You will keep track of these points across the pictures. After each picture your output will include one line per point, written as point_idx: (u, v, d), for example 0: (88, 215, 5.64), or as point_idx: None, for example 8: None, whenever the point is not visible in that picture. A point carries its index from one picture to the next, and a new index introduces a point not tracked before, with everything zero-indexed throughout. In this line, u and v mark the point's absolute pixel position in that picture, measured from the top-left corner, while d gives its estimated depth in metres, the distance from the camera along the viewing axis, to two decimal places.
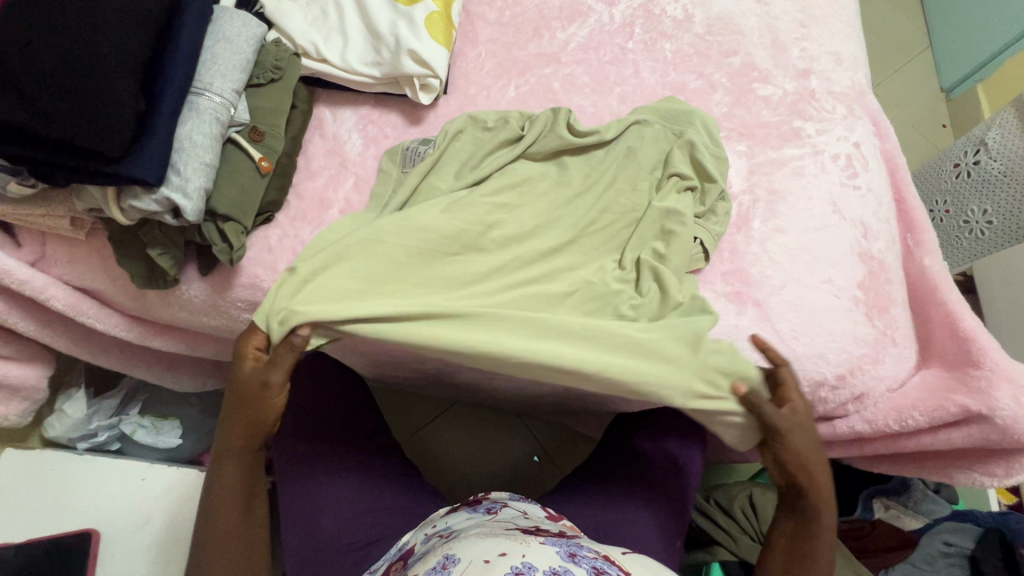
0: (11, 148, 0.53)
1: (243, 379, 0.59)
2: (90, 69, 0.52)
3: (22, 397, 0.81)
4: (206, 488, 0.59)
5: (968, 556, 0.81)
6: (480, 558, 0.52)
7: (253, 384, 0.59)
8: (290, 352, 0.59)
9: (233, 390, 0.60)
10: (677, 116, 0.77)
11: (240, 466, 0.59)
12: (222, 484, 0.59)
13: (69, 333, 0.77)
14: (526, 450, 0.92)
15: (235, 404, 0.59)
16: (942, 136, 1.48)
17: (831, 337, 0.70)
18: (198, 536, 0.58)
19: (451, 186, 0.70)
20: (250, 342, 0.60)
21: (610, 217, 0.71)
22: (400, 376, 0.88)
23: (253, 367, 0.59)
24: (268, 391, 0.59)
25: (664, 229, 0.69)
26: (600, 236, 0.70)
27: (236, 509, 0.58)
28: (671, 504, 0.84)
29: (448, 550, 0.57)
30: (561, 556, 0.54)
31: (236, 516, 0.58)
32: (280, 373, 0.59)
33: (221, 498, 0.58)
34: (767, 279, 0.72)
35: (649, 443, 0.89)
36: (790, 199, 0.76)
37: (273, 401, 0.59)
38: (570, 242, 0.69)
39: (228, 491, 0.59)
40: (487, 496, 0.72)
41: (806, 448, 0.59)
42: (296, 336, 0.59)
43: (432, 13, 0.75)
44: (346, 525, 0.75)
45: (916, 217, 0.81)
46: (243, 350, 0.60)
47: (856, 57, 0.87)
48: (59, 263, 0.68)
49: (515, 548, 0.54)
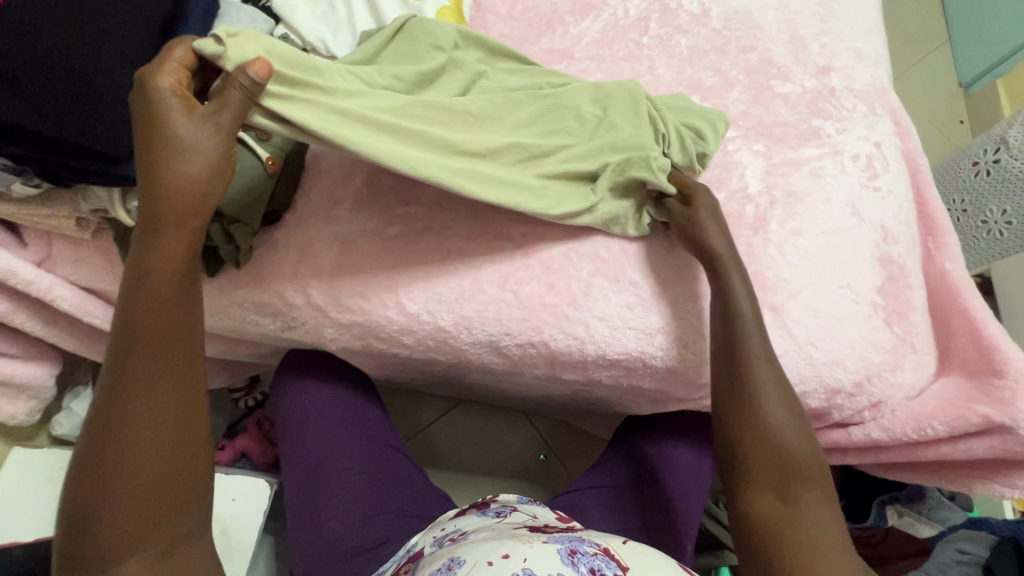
0: (16, 149, 0.52)
1: (177, 129, 0.47)
2: (94, 70, 0.52)
3: (29, 395, 0.81)
4: (114, 377, 0.48)
5: (985, 565, 0.78)
6: (484, 560, 0.52)
7: (179, 186, 0.48)
8: (241, 105, 0.48)
9: (150, 230, 0.49)
10: (681, 110, 0.74)
11: (176, 343, 0.49)
12: (141, 377, 0.48)
13: (76, 332, 0.77)
14: (533, 449, 0.98)
15: (149, 260, 0.49)
16: (959, 133, 1.45)
17: (849, 345, 0.69)
18: (110, 422, 0.47)
19: (492, 82, 0.66)
20: (166, 75, 0.47)
21: (579, 94, 0.68)
22: (408, 375, 0.86)
23: (234, 89, 0.48)
24: (185, 251, 0.50)
25: (636, 101, 0.69)
26: (579, 92, 0.68)
27: (169, 409, 0.48)
28: (683, 508, 0.82)
29: (454, 552, 0.56)
30: (562, 556, 0.52)
31: (180, 395, 0.49)
32: (231, 118, 0.48)
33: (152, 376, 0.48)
34: (784, 284, 0.70)
35: (666, 448, 0.87)
36: (808, 201, 0.73)
37: (179, 247, 0.50)
38: (529, 84, 0.68)
39: (151, 389, 0.48)
40: (497, 497, 0.70)
41: (744, 305, 0.63)
42: (251, 78, 0.48)
43: (442, 8, 0.76)
44: (354, 528, 0.75)
45: (937, 220, 0.79)
46: (159, 88, 0.47)
47: (878, 54, 0.85)
48: (64, 263, 0.67)
49: (518, 548, 0.53)
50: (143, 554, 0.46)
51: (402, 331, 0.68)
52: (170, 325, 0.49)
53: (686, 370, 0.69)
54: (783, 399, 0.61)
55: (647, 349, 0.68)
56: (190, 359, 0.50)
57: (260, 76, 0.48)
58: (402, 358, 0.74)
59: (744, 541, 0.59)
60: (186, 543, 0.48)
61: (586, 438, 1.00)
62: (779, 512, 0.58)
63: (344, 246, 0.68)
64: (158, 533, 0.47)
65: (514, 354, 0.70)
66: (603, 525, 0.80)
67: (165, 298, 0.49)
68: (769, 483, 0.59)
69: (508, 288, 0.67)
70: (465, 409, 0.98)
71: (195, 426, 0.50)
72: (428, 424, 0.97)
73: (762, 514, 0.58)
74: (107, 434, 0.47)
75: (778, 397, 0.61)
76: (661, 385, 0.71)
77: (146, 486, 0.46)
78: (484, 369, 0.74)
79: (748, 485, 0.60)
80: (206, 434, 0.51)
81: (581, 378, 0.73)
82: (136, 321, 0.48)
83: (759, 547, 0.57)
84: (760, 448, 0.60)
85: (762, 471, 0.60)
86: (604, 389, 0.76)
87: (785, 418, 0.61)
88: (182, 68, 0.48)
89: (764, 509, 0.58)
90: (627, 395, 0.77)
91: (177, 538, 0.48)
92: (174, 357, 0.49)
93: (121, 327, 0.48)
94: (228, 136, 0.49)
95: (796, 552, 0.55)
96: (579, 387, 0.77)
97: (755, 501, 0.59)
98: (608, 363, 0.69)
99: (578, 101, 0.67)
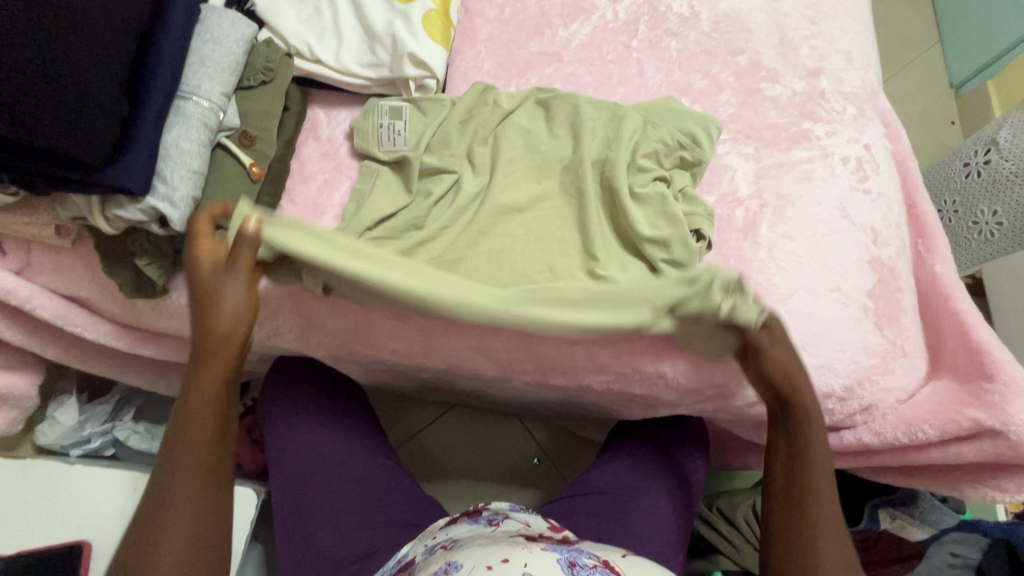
0: None
1: (211, 284, 0.55)
2: (71, 77, 0.51)
3: (12, 405, 0.80)
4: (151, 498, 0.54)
5: (976, 566, 0.78)
6: (484, 564, 0.51)
7: (217, 340, 0.56)
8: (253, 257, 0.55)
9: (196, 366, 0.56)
10: (671, 116, 0.74)
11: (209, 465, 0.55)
12: (176, 502, 0.53)
13: (60, 340, 0.76)
14: (524, 453, 0.97)
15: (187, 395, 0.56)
16: (951, 134, 1.45)
17: (840, 348, 0.68)
18: (149, 528, 0.52)
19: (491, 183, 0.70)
20: (198, 225, 0.55)
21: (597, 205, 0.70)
22: (399, 382, 0.86)
23: (242, 247, 0.56)
24: (219, 392, 0.57)
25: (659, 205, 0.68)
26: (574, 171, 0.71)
27: (200, 518, 0.54)
28: (681, 511, 0.83)
29: (452, 556, 0.55)
30: (562, 564, 0.52)
31: (208, 513, 0.54)
32: (246, 261, 0.56)
33: (180, 483, 0.54)
34: (774, 288, 0.69)
35: (659, 451, 0.88)
36: (798, 205, 0.73)
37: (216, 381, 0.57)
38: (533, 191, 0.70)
39: (187, 513, 0.53)
40: (487, 505, 0.69)
41: (817, 436, 0.61)
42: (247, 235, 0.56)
43: (430, 11, 0.75)
44: (341, 538, 0.74)
45: (928, 223, 0.79)
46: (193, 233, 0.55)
47: (868, 56, 0.85)
48: (45, 272, 0.66)
49: (518, 553, 0.52)
50: None
51: (390, 338, 0.68)
52: (202, 447, 0.55)
53: (678, 377, 0.68)
54: (837, 562, 0.57)
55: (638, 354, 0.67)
56: (218, 483, 0.56)
57: (253, 232, 0.56)
58: (390, 365, 0.74)
59: None
60: None
61: (583, 444, 0.98)
62: None
63: None
64: None
65: (504, 360, 0.69)
66: (599, 529, 0.78)
67: (193, 441, 0.55)
68: None
69: None
70: (457, 414, 0.97)
71: (209, 533, 0.54)
72: (419, 429, 0.97)
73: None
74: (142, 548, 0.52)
75: (829, 524, 0.58)
76: (652, 391, 0.71)
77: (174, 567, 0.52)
78: (473, 375, 0.74)
79: None
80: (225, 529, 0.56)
81: (570, 384, 0.72)
82: (178, 442, 0.55)
83: None
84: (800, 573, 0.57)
85: None
86: (593, 394, 0.76)
87: (837, 541, 0.58)
88: (210, 218, 0.57)
89: None
90: (615, 400, 0.76)
91: None
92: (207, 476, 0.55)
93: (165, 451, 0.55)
94: (248, 277, 0.56)
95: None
96: (568, 392, 0.76)
97: None
98: (597, 368, 0.69)
99: (579, 259, 0.68)
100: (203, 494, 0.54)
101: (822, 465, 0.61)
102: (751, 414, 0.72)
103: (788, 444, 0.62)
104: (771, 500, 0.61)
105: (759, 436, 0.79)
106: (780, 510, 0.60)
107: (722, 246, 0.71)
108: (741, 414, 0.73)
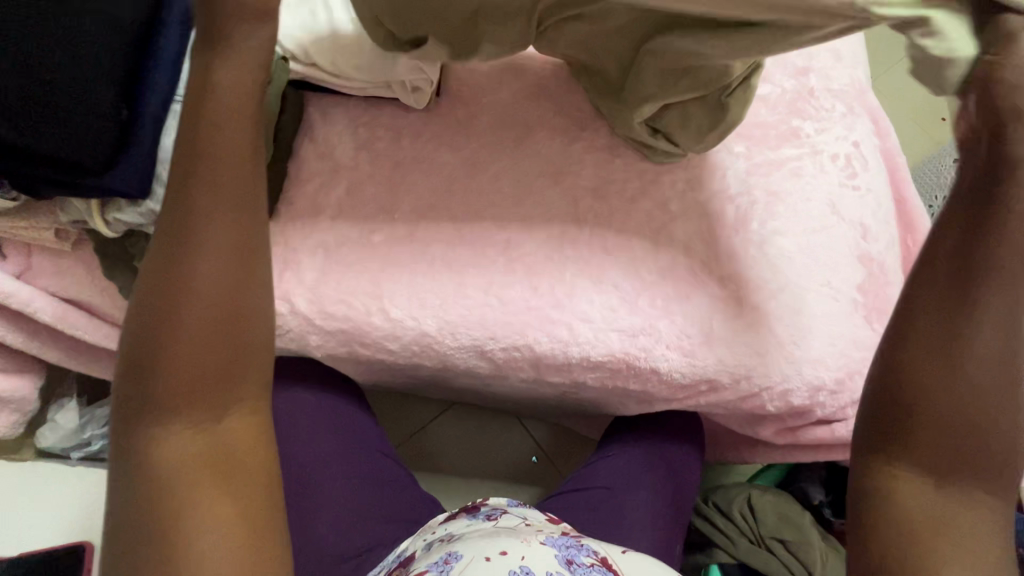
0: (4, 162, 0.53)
1: None
2: (71, 84, 0.52)
3: (13, 408, 0.81)
4: (165, 269, 0.43)
5: None
6: (482, 555, 0.52)
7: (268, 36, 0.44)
8: None
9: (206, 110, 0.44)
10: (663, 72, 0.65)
11: (233, 238, 0.44)
12: (199, 269, 0.43)
13: (60, 343, 0.77)
14: (524, 451, 0.98)
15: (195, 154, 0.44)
16: (942, 130, 1.47)
17: (830, 342, 0.70)
18: (166, 299, 0.43)
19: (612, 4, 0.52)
20: None
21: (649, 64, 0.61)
22: (397, 381, 0.87)
23: None
24: (242, 147, 0.45)
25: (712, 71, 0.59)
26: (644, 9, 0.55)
27: (226, 296, 0.43)
28: (676, 505, 0.85)
29: (451, 546, 0.56)
30: (559, 561, 0.53)
31: (231, 294, 0.44)
32: None
33: (209, 267, 0.43)
34: (766, 283, 0.70)
35: (656, 447, 0.88)
36: (788, 201, 0.74)
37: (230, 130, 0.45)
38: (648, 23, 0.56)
39: (204, 290, 0.43)
40: (485, 500, 0.69)
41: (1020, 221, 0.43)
42: None
43: None
44: (345, 532, 0.76)
45: (916, 217, 0.81)
46: None
47: (855, 55, 0.86)
48: (45, 275, 0.67)
49: (516, 546, 0.53)
50: (204, 455, 0.43)
51: (387, 337, 0.69)
52: (220, 205, 0.44)
53: (672, 372, 0.69)
54: (998, 377, 0.44)
55: (632, 351, 0.69)
56: (248, 259, 0.45)
57: None
58: (388, 364, 0.74)
59: (862, 507, 0.47)
60: (248, 435, 0.45)
61: (581, 442, 0.99)
62: (925, 488, 0.45)
63: (328, 253, 0.69)
64: (211, 435, 0.44)
65: (499, 358, 0.70)
66: (595, 523, 0.79)
67: (212, 209, 0.43)
68: (928, 460, 0.45)
69: (492, 293, 0.68)
70: (456, 412, 0.98)
71: (242, 335, 0.44)
72: (419, 428, 0.97)
73: (911, 491, 0.45)
74: (158, 328, 0.43)
75: (987, 373, 0.44)
76: (645, 386, 0.72)
77: (200, 373, 0.43)
78: (469, 373, 0.74)
79: (891, 452, 0.46)
80: (260, 317, 0.45)
81: (567, 381, 0.73)
82: (190, 202, 0.43)
83: (886, 527, 0.45)
84: (952, 418, 0.44)
85: (930, 431, 0.45)
86: (590, 391, 0.76)
87: (1000, 393, 0.44)
88: None
89: (908, 483, 0.45)
90: (612, 396, 0.77)
91: (229, 443, 0.45)
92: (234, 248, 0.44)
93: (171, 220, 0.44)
94: None
95: (930, 534, 0.44)
96: (566, 389, 0.77)
97: (906, 474, 0.45)
98: (592, 365, 0.70)
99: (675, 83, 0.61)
100: (231, 273, 0.44)
101: (996, 294, 0.44)
102: (747, 408, 0.73)
103: (958, 264, 0.45)
104: (903, 348, 0.46)
105: (753, 430, 0.80)
106: (922, 359, 0.45)
107: (713, 241, 0.71)
108: (735, 407, 0.73)
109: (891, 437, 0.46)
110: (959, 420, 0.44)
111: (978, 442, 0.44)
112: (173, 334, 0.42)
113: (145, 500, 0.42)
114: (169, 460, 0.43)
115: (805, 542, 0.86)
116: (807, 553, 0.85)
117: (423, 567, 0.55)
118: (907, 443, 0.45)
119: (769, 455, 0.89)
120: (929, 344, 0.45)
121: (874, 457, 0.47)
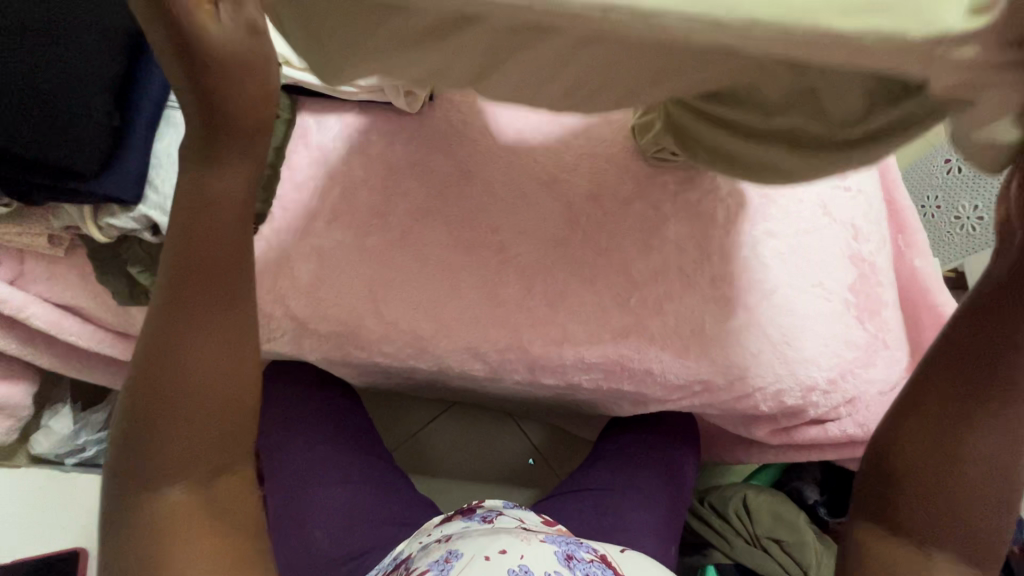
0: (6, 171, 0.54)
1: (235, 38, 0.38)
2: (65, 91, 0.52)
3: (6, 414, 0.81)
4: (162, 330, 0.43)
5: None
6: (481, 554, 0.52)
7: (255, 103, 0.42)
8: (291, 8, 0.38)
9: (208, 163, 0.43)
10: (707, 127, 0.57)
11: (230, 300, 0.45)
12: (201, 333, 0.43)
13: (54, 349, 0.77)
14: (520, 453, 0.97)
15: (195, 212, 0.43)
16: None
17: (823, 342, 0.70)
18: (163, 360, 0.43)
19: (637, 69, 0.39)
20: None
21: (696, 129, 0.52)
22: (392, 384, 0.87)
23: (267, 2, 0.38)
24: (236, 210, 0.45)
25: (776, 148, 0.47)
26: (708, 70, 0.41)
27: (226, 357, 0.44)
28: (672, 505, 0.85)
29: (451, 545, 0.56)
30: (558, 557, 0.53)
31: (230, 355, 0.45)
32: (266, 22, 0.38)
33: (209, 331, 0.44)
34: (759, 284, 0.71)
35: (651, 448, 0.88)
36: (781, 203, 0.74)
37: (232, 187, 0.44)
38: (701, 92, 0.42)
39: (205, 353, 0.44)
40: (481, 503, 0.69)
41: None
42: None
43: None
44: (336, 537, 0.76)
45: (906, 217, 0.82)
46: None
47: None
48: (38, 281, 0.67)
49: (514, 544, 0.53)
50: (201, 510, 0.45)
51: (382, 339, 0.70)
52: (221, 269, 0.44)
53: (666, 373, 0.70)
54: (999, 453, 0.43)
55: (625, 352, 0.69)
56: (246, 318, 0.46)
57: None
58: (382, 367, 0.74)
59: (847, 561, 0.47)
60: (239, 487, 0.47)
61: (577, 443, 0.99)
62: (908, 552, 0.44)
63: (322, 257, 0.69)
64: (207, 485, 0.45)
65: (493, 360, 0.71)
66: (591, 525, 0.79)
67: (211, 273, 0.43)
68: (916, 529, 0.44)
69: (486, 296, 0.68)
70: (453, 413, 0.98)
71: (239, 406, 0.45)
72: (415, 431, 0.97)
73: (890, 556, 0.45)
74: (157, 392, 0.43)
75: (989, 449, 0.43)
76: (640, 388, 0.72)
77: (196, 456, 0.44)
78: (464, 375, 0.74)
79: (879, 513, 0.46)
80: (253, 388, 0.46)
81: (561, 382, 0.73)
82: (189, 262, 0.43)
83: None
84: (950, 480, 0.43)
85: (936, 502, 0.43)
86: (585, 392, 0.76)
87: (998, 464, 0.43)
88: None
89: (888, 544, 0.45)
90: (607, 398, 0.77)
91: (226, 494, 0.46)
92: (227, 308, 0.44)
93: (170, 280, 0.43)
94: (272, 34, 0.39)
95: None
96: (561, 391, 0.77)
97: (889, 538, 0.45)
98: (586, 366, 0.70)
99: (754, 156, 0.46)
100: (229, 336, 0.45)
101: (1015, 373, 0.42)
102: (741, 408, 0.74)
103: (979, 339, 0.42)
104: (907, 421, 0.45)
105: (748, 430, 0.80)
106: (916, 432, 0.44)
107: (707, 243, 0.71)
108: (728, 408, 0.74)
109: (882, 502, 0.46)
110: (955, 490, 0.43)
111: (965, 516, 0.43)
112: (174, 397, 0.43)
113: (135, 553, 0.44)
114: (163, 515, 0.44)
115: (800, 542, 0.85)
116: (803, 554, 0.84)
117: (424, 566, 0.55)
118: (885, 501, 0.45)
119: (766, 455, 0.89)
120: (925, 406, 0.44)
121: (863, 516, 0.47)
